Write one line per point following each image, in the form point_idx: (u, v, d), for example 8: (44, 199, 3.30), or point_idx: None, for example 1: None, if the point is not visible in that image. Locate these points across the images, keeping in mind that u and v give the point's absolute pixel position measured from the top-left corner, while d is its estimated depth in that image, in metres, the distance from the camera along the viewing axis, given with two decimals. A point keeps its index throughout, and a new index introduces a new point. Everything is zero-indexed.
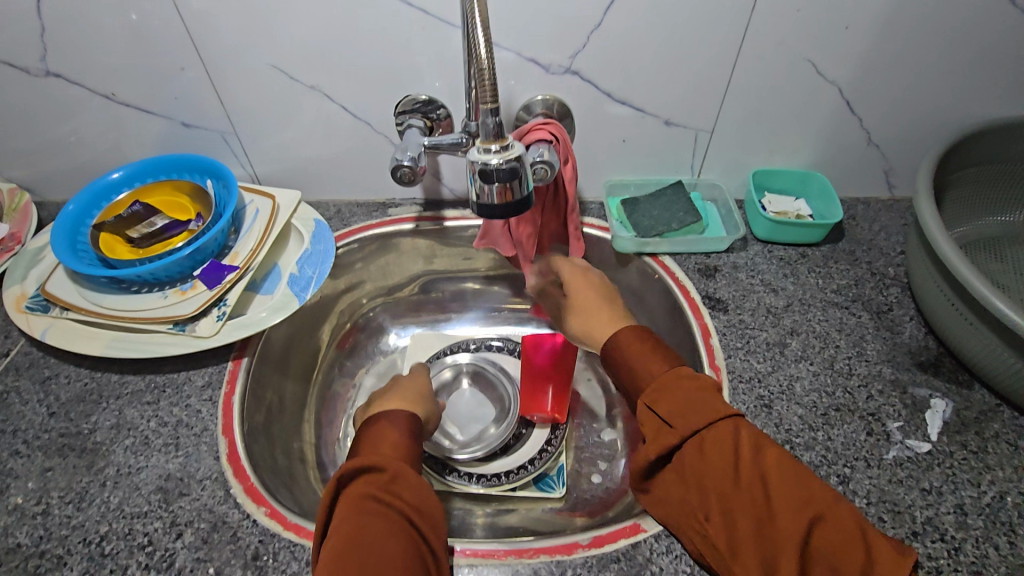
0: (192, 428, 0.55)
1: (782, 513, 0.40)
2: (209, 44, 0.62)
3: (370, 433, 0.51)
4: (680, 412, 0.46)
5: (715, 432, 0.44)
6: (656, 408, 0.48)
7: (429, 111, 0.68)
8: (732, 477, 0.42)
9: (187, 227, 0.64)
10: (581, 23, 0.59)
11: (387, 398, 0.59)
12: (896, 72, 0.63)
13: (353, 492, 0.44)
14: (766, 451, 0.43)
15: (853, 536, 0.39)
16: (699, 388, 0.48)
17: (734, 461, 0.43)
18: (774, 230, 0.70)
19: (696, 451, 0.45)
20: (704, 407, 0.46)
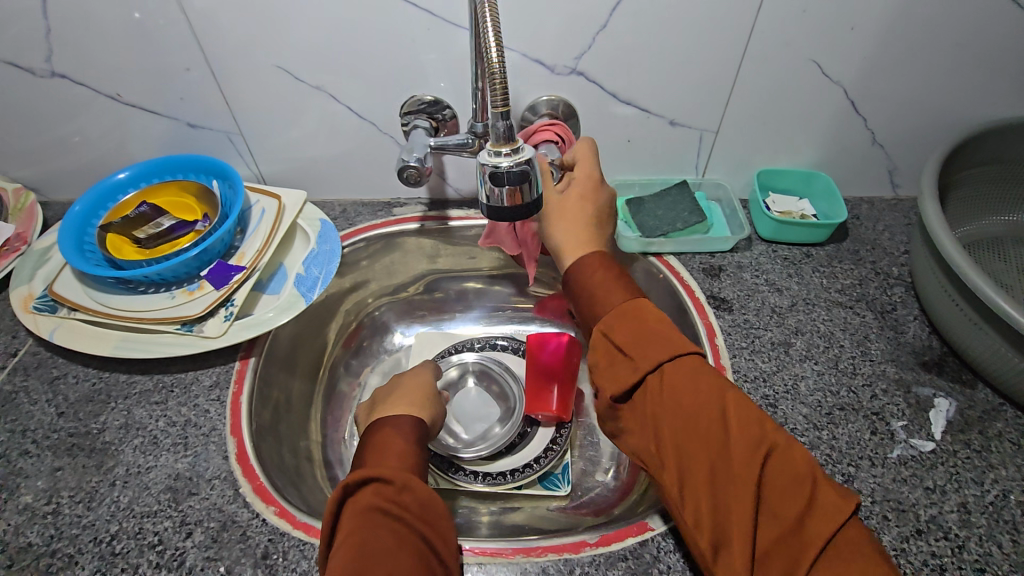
0: (201, 428, 0.56)
1: (733, 455, 0.40)
2: (215, 44, 0.62)
3: (378, 441, 0.52)
4: (636, 349, 0.47)
5: (672, 372, 0.45)
6: (620, 351, 0.48)
7: (435, 112, 0.68)
8: (682, 414, 0.43)
9: (194, 228, 0.64)
10: (587, 23, 0.59)
11: (393, 400, 0.59)
12: (901, 72, 0.63)
13: (359, 504, 0.44)
14: (721, 389, 0.43)
15: (806, 475, 0.39)
16: (656, 326, 0.48)
17: (687, 398, 0.43)
18: (778, 230, 0.70)
19: (653, 390, 0.45)
20: (659, 340, 0.46)
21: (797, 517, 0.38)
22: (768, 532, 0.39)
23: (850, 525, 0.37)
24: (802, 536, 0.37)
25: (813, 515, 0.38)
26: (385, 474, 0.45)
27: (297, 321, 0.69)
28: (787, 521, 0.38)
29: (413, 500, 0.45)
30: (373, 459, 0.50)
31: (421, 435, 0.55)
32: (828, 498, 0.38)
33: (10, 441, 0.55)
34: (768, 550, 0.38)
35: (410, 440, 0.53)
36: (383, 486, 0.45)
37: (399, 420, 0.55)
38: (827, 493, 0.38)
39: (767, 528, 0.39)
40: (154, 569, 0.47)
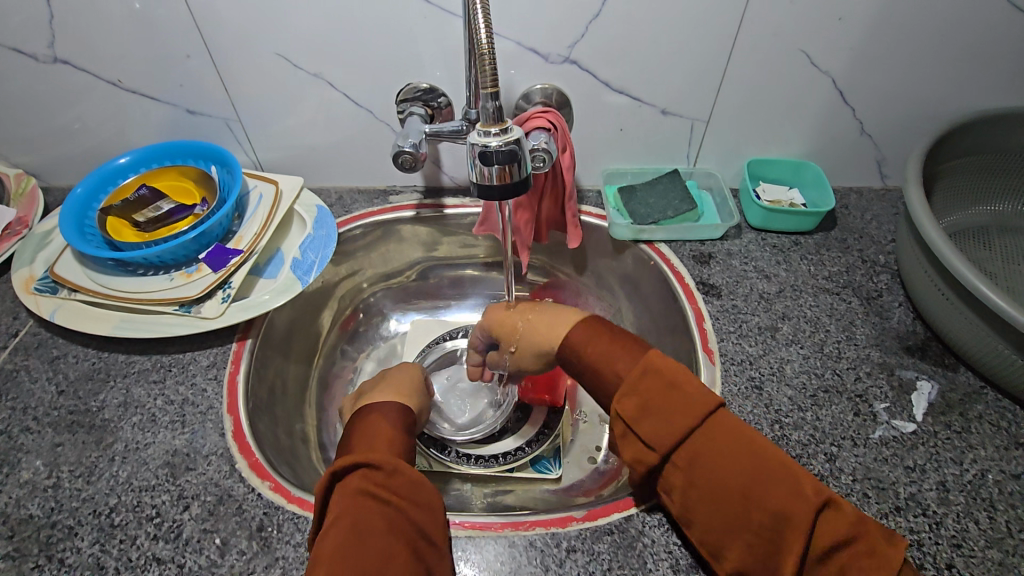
0: (198, 406, 0.57)
1: (773, 518, 0.39)
2: (214, 32, 0.63)
3: (367, 425, 0.53)
4: (654, 419, 0.45)
5: (696, 442, 0.43)
6: (639, 421, 0.45)
7: (430, 99, 0.69)
8: (717, 485, 0.41)
9: (192, 212, 0.65)
10: (579, 12, 0.60)
11: (376, 388, 0.61)
12: (888, 63, 0.64)
13: (348, 489, 0.44)
14: (753, 453, 0.42)
15: (853, 533, 0.38)
16: (676, 382, 0.46)
17: (719, 469, 0.42)
18: (767, 218, 0.71)
19: (681, 467, 0.43)
20: (678, 409, 0.44)
21: (845, 571, 0.37)
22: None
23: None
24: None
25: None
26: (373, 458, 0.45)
27: (294, 305, 0.70)
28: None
29: (404, 484, 0.45)
30: (364, 442, 0.51)
31: (408, 423, 0.56)
32: (880, 554, 0.37)
33: (12, 418, 0.56)
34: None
35: (398, 426, 0.54)
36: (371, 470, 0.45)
37: (384, 410, 0.55)
38: (877, 549, 0.37)
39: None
40: (152, 540, 0.48)
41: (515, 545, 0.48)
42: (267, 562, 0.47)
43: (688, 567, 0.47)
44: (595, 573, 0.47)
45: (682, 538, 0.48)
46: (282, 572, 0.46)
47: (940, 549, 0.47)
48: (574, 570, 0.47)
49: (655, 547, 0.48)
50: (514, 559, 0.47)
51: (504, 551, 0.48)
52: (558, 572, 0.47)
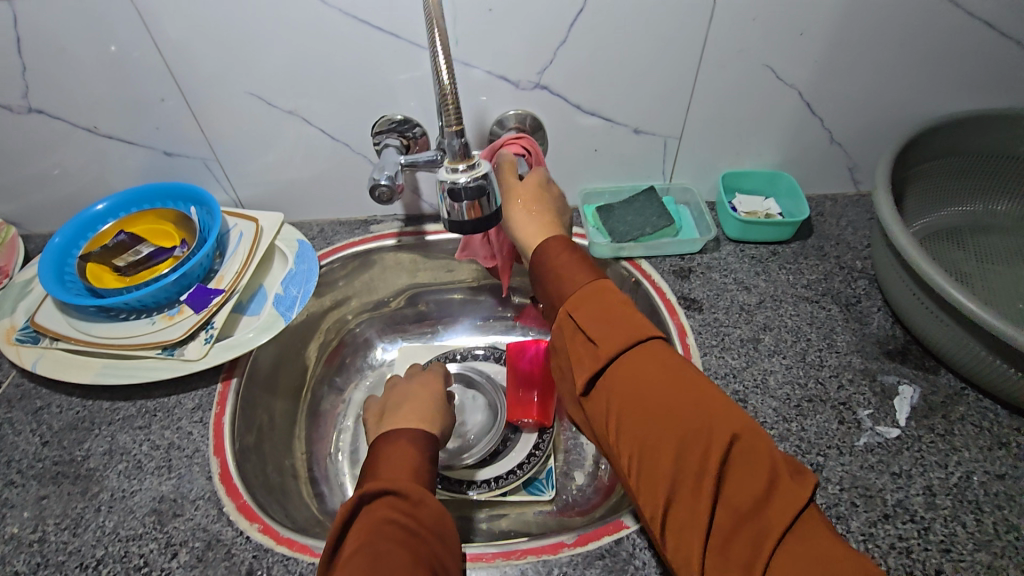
0: (184, 450, 0.57)
1: (697, 439, 0.38)
2: (188, 74, 0.64)
3: (387, 456, 0.52)
4: (600, 326, 0.45)
5: (631, 359, 0.43)
6: (586, 326, 0.46)
7: (405, 130, 0.70)
8: (649, 402, 0.41)
9: (172, 254, 0.65)
10: (546, 40, 0.61)
11: (399, 411, 0.59)
12: (851, 74, 0.66)
13: (374, 516, 0.44)
14: (686, 377, 0.42)
15: (772, 463, 0.38)
16: (627, 304, 0.47)
17: (652, 385, 0.42)
18: (744, 230, 0.72)
19: (617, 381, 0.43)
20: (627, 325, 0.45)
21: (753, 503, 0.37)
22: (726, 517, 0.37)
23: (808, 512, 0.36)
24: (761, 523, 0.36)
25: (771, 505, 0.36)
26: (401, 487, 0.46)
27: (279, 341, 0.70)
28: (745, 507, 0.37)
29: (428, 515, 0.46)
30: (392, 472, 0.50)
31: (433, 449, 0.55)
32: (790, 487, 0.37)
33: None
34: (728, 539, 0.37)
35: (423, 456, 0.53)
36: (395, 498, 0.46)
37: (414, 436, 0.54)
38: (788, 479, 0.37)
39: (722, 513, 0.37)
40: None
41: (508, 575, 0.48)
42: None
43: None
44: None
45: None
46: None
47: (930, 556, 0.47)
48: None
49: (646, 569, 0.48)
50: None
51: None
52: None
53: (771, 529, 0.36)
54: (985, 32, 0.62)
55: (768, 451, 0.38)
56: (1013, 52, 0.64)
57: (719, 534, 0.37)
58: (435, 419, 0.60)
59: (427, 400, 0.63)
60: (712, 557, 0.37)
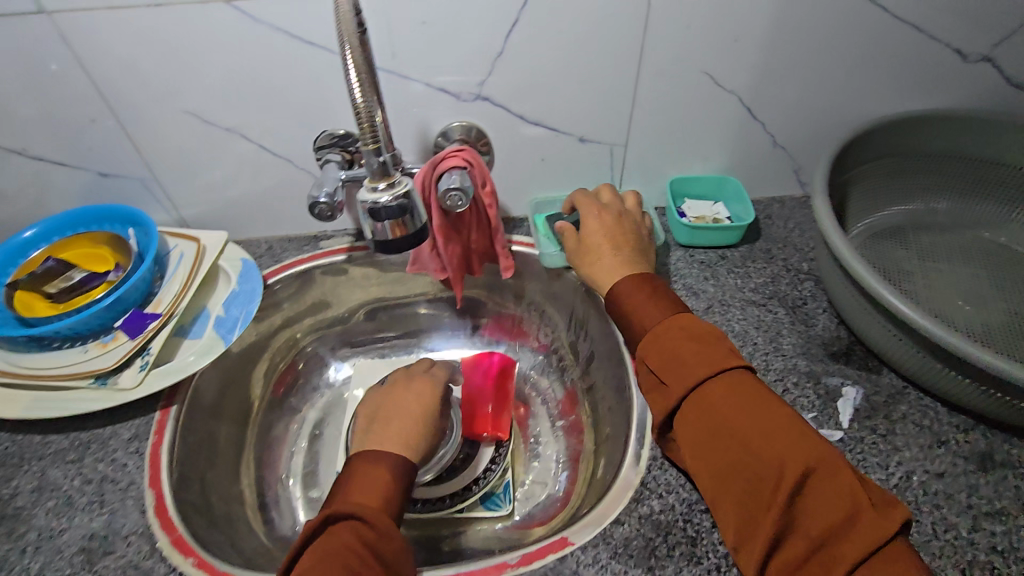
0: (118, 483, 0.55)
1: (770, 470, 0.42)
2: (118, 94, 0.62)
3: (361, 475, 0.50)
4: (671, 363, 0.49)
5: (704, 395, 0.46)
6: (659, 368, 0.50)
7: (347, 144, 0.67)
8: (728, 434, 0.44)
9: (107, 278, 0.63)
10: (484, 51, 0.61)
11: (378, 428, 0.58)
12: (789, 79, 0.66)
13: (336, 540, 0.43)
14: (761, 409, 0.44)
15: (849, 491, 0.39)
16: (702, 338, 0.49)
17: (727, 418, 0.45)
18: (693, 235, 0.72)
19: (691, 416, 0.47)
20: (697, 359, 0.48)
21: (825, 531, 0.39)
22: (799, 543, 0.40)
23: (891, 542, 0.38)
24: (834, 550, 0.38)
25: (845, 534, 0.38)
26: (366, 514, 0.45)
27: (224, 363, 0.69)
28: (817, 535, 0.39)
29: (388, 550, 0.44)
30: (361, 497, 0.48)
31: (410, 477, 0.53)
32: (869, 520, 0.38)
33: None
34: (800, 564, 0.39)
35: (398, 483, 0.51)
36: (362, 523, 0.45)
37: (393, 466, 0.52)
38: (866, 510, 0.38)
39: (798, 541, 0.40)
40: None
41: None
42: None
43: None
44: None
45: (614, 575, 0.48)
46: None
47: None
48: None
49: None
50: None
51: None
52: None
53: (841, 558, 0.38)
54: (914, 34, 0.63)
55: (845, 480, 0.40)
56: (943, 53, 0.65)
57: (790, 560, 0.39)
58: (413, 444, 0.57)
59: (409, 412, 0.61)
60: None
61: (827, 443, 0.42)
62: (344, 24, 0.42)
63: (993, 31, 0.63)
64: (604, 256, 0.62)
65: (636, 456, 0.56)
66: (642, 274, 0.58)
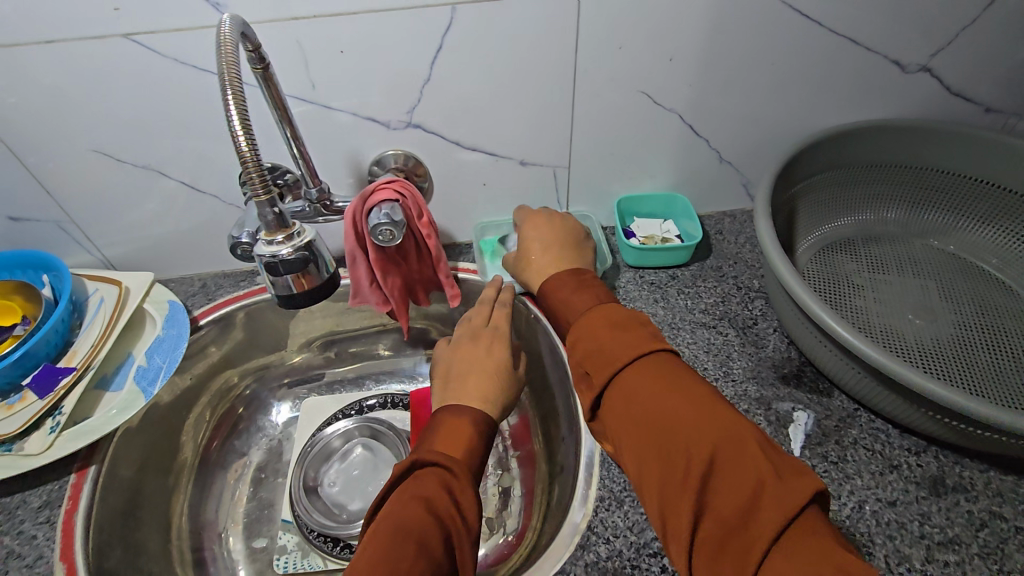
0: (25, 558, 0.51)
1: (686, 446, 0.40)
2: (19, 136, 0.58)
3: (446, 425, 0.51)
4: (595, 351, 0.48)
5: (625, 379, 0.45)
6: (583, 357, 0.49)
7: (274, 177, 0.63)
8: (647, 418, 0.43)
9: (12, 331, 0.60)
10: (411, 78, 0.58)
11: (462, 378, 0.57)
12: (729, 94, 0.65)
13: (423, 483, 0.45)
14: (678, 390, 0.43)
15: (759, 467, 0.38)
16: (625, 325, 0.49)
17: (647, 398, 0.44)
18: (642, 257, 0.70)
19: (613, 400, 0.45)
20: (620, 344, 0.47)
21: (740, 506, 0.37)
22: (714, 521, 0.37)
23: (802, 514, 0.36)
24: (747, 528, 0.36)
25: (757, 510, 0.36)
26: (452, 466, 0.46)
27: (153, 415, 0.65)
28: (732, 514, 0.37)
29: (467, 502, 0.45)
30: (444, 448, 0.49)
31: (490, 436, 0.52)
32: (780, 492, 0.36)
33: None
34: (718, 545, 0.37)
35: (481, 440, 0.51)
36: (446, 474, 0.46)
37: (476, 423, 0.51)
38: (778, 483, 0.37)
39: (709, 521, 0.38)
40: None
41: None
42: None
43: None
44: None
45: None
46: None
47: None
48: None
49: None
50: None
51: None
52: None
53: (758, 533, 0.35)
54: (851, 47, 0.62)
55: (757, 457, 0.38)
56: (881, 65, 0.64)
57: (708, 539, 0.37)
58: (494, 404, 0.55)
59: (486, 366, 0.58)
60: (701, 561, 0.37)
61: (745, 422, 0.41)
62: (226, 66, 0.38)
63: (930, 41, 0.62)
64: (537, 261, 0.62)
65: (582, 498, 0.53)
66: (569, 273, 0.58)
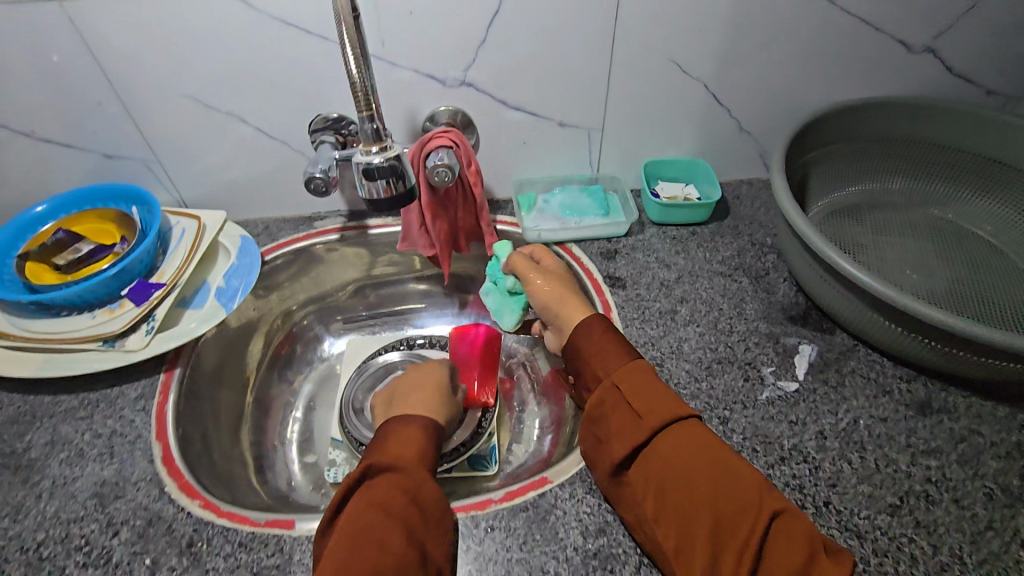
0: (127, 436, 0.58)
1: (738, 510, 0.43)
2: (124, 80, 0.66)
3: (393, 433, 0.54)
4: (643, 397, 0.51)
5: (669, 441, 0.48)
6: (630, 400, 0.52)
7: (341, 126, 0.71)
8: (694, 473, 0.45)
9: (113, 250, 0.68)
10: (468, 40, 0.65)
11: (407, 400, 0.62)
12: (750, 66, 0.72)
13: (372, 495, 0.47)
14: (719, 451, 0.47)
15: (809, 540, 0.41)
16: (659, 387, 0.52)
17: (692, 462, 0.46)
18: (665, 213, 0.77)
19: (659, 451, 0.48)
20: (659, 405, 0.50)
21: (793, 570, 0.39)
22: None
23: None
24: None
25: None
26: (402, 473, 0.49)
27: (224, 334, 0.73)
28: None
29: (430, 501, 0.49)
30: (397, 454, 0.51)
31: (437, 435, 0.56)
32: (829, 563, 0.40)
33: None
34: None
35: (427, 443, 0.54)
36: (397, 476, 0.49)
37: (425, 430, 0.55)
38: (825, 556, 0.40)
39: None
40: (81, 568, 0.49)
41: None
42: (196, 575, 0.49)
43: (596, 531, 0.51)
44: (511, 547, 0.50)
45: (590, 506, 0.52)
46: None
47: (819, 489, 0.52)
48: (492, 547, 0.50)
49: (566, 517, 0.52)
50: None
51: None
52: (478, 550, 0.50)
53: None
54: (862, 26, 0.69)
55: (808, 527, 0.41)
56: (890, 44, 0.71)
57: None
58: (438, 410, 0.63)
59: (427, 390, 0.64)
60: None
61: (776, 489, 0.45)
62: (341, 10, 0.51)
63: (935, 23, 0.69)
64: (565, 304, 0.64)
65: None
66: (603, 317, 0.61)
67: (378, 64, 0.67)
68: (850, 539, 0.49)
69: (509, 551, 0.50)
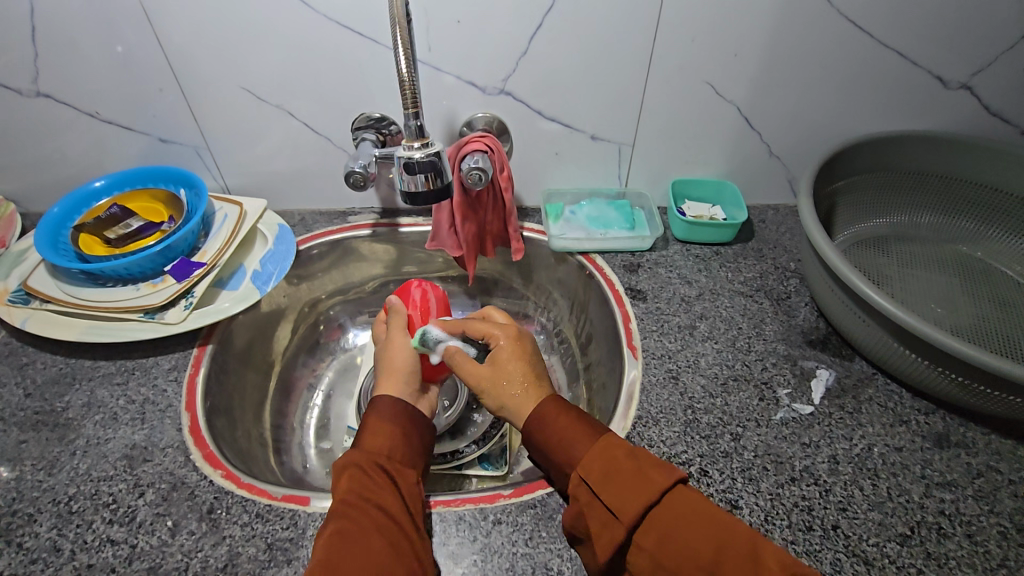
0: (158, 404, 0.61)
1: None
2: (184, 71, 0.70)
3: (369, 422, 0.53)
4: (613, 489, 0.45)
5: (653, 524, 0.43)
6: (599, 494, 0.45)
7: (382, 126, 0.75)
8: (686, 563, 0.41)
9: (160, 228, 0.71)
10: (510, 51, 0.68)
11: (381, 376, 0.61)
12: (785, 93, 0.73)
13: (353, 494, 0.46)
14: (703, 522, 0.42)
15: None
16: (627, 466, 0.46)
17: (682, 550, 0.41)
18: (690, 231, 0.79)
19: (643, 547, 0.43)
20: (635, 489, 0.44)
21: None
22: None
23: None
24: None
25: None
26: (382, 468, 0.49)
27: (255, 316, 0.75)
28: None
29: (411, 491, 0.50)
30: (374, 448, 0.51)
31: (410, 408, 0.56)
32: None
33: None
34: None
35: (407, 423, 0.54)
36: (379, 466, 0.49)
37: (405, 403, 0.56)
38: None
39: None
40: (107, 524, 0.52)
41: (446, 520, 0.52)
42: (214, 540, 0.51)
43: None
44: (517, 542, 0.51)
45: None
46: (228, 549, 0.50)
47: (828, 512, 0.52)
48: (499, 540, 0.51)
49: None
50: (444, 531, 0.52)
51: (474, 570, 0.49)
52: (484, 542, 0.51)
53: None
54: (898, 60, 0.70)
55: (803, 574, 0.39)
56: (926, 80, 0.72)
57: None
58: (410, 382, 0.60)
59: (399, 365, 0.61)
60: None
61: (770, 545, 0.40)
62: (398, 9, 0.54)
63: (972, 62, 0.70)
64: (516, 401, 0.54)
65: (623, 414, 0.61)
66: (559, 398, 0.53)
67: (426, 70, 0.70)
68: (857, 564, 0.49)
69: (515, 546, 0.51)
